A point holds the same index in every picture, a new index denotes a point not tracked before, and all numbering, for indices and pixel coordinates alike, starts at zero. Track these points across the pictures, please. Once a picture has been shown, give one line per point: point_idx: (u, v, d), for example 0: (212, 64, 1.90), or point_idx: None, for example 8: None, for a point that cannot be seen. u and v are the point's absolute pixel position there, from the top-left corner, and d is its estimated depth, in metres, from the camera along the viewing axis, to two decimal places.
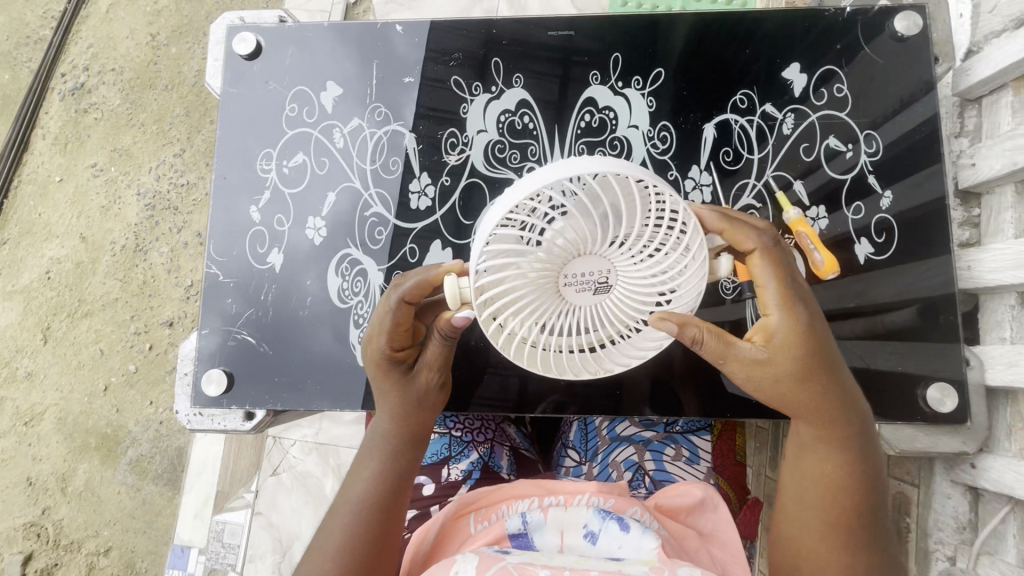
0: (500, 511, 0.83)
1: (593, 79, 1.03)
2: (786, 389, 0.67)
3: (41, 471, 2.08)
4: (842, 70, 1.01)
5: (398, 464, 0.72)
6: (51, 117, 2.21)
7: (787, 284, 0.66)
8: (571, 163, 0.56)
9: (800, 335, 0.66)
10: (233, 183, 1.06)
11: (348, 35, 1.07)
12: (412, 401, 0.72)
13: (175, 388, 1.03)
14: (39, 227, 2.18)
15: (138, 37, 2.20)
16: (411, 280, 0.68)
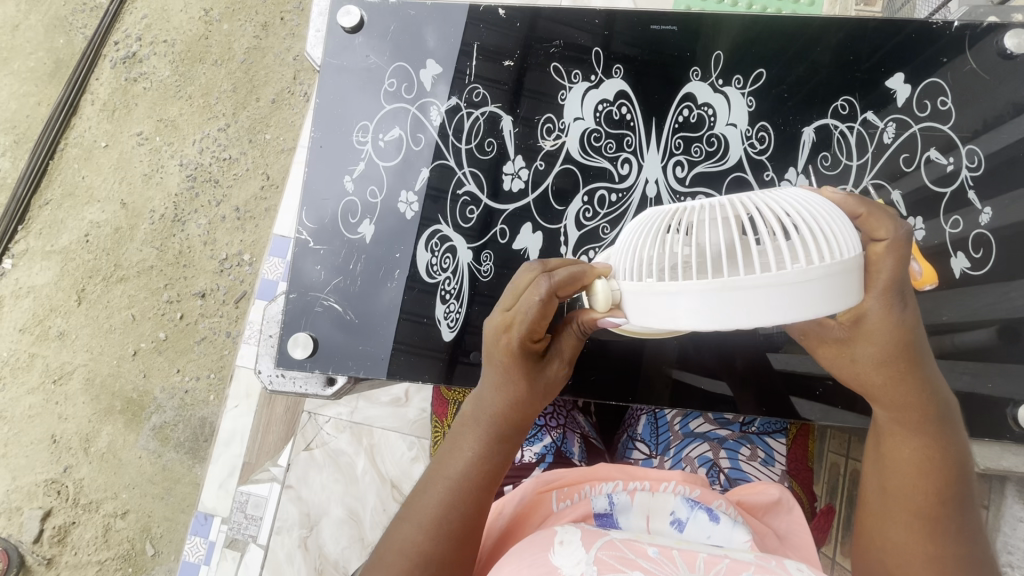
0: (582, 491, 0.90)
1: (694, 75, 1.03)
2: (868, 371, 0.64)
3: (66, 429, 2.11)
4: (946, 83, 1.00)
5: (499, 450, 0.71)
6: (101, 83, 2.24)
7: (897, 273, 0.57)
8: (736, 309, 0.51)
9: (892, 326, 0.59)
10: (329, 152, 1.07)
11: (450, 16, 1.08)
12: (532, 391, 0.71)
13: (258, 349, 1.04)
14: (81, 190, 2.21)
15: (192, 11, 2.24)
16: (565, 270, 0.63)
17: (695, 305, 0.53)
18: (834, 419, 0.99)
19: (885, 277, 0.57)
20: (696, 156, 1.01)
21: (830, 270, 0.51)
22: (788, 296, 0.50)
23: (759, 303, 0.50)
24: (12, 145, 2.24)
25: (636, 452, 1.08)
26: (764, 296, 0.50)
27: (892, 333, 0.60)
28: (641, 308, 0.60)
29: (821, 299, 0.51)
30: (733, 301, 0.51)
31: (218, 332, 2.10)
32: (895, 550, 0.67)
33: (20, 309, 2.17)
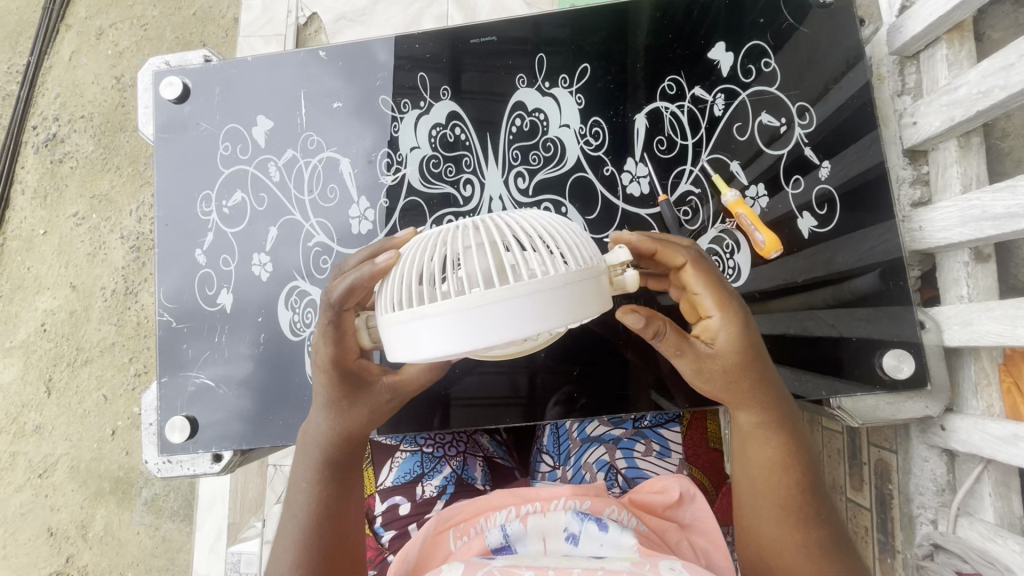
0: (478, 525, 0.86)
1: (521, 82, 1.03)
2: (723, 380, 0.68)
3: (62, 520, 2.02)
4: (768, 44, 0.99)
5: (339, 472, 0.72)
6: (28, 172, 2.11)
7: (717, 289, 0.67)
8: (487, 326, 0.54)
9: (744, 335, 0.67)
10: (177, 229, 1.06)
11: (273, 69, 1.07)
12: (355, 411, 0.71)
13: (141, 439, 1.03)
14: (30, 280, 2.09)
15: (103, 81, 2.10)
16: (342, 285, 0.65)
17: (448, 328, 0.56)
18: (797, 384, 0.94)
19: (711, 298, 0.67)
20: (535, 164, 1.01)
21: (568, 280, 0.56)
22: (531, 308, 0.55)
23: (507, 319, 0.54)
24: None
25: (543, 465, 1.09)
26: (510, 312, 0.54)
27: (742, 343, 0.67)
28: (412, 336, 0.59)
29: (562, 307, 0.55)
30: (485, 321, 0.54)
31: None
32: (774, 548, 0.67)
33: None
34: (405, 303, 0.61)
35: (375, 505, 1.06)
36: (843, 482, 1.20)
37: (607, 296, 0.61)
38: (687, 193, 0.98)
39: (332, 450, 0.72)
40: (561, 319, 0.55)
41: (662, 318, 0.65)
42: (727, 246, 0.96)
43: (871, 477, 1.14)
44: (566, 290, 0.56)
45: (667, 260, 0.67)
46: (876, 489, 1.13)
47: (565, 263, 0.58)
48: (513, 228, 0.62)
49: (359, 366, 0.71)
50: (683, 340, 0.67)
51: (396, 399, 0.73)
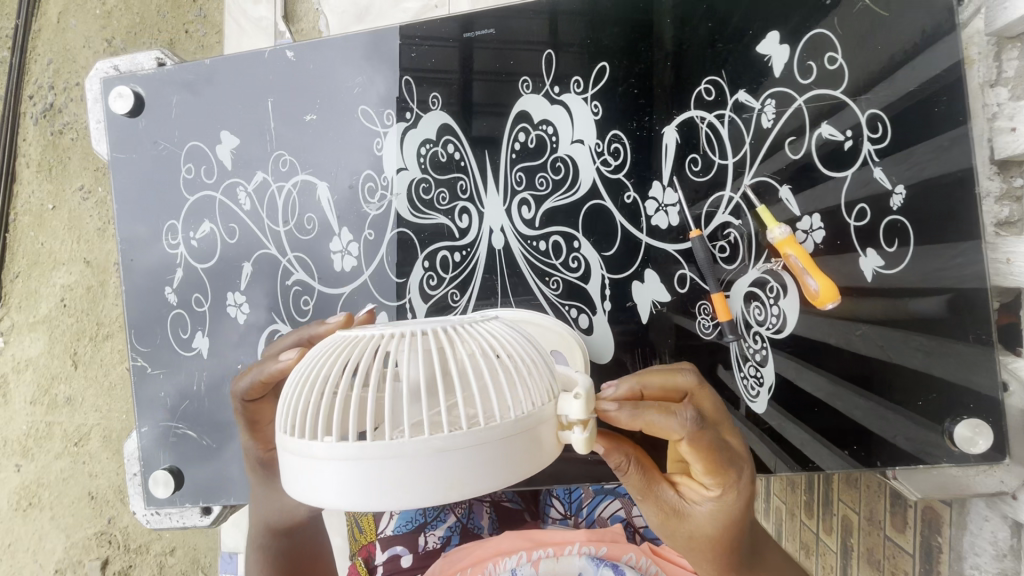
0: (487, 570, 0.82)
1: (525, 87, 0.86)
2: (692, 543, 0.59)
3: (101, 484, 1.90)
4: (834, 31, 0.80)
5: (285, 566, 0.66)
6: (30, 144, 1.89)
7: (716, 464, 0.55)
8: (384, 490, 0.40)
9: (733, 511, 0.57)
10: (144, 265, 0.95)
11: (236, 74, 0.92)
12: (274, 509, 0.66)
13: (129, 489, 0.98)
14: (44, 256, 1.90)
15: (94, 44, 1.86)
16: (246, 378, 0.63)
17: (321, 477, 0.42)
18: (840, 402, 0.81)
19: (707, 474, 0.55)
20: (542, 190, 0.85)
21: (487, 438, 0.41)
22: (428, 473, 0.40)
23: (393, 484, 0.40)
24: None
25: (553, 510, 1.02)
26: (417, 473, 0.40)
27: (724, 519, 0.57)
28: (295, 473, 0.44)
29: (470, 476, 0.41)
30: (367, 480, 0.40)
31: None
32: None
33: (23, 384, 1.91)
34: (296, 417, 0.45)
35: (374, 554, 0.98)
36: (881, 518, 1.08)
37: (544, 456, 0.46)
38: (724, 225, 0.82)
39: (271, 535, 0.67)
40: (463, 491, 0.41)
41: (623, 451, 0.56)
42: (772, 290, 0.81)
43: (916, 522, 1.02)
44: (480, 452, 0.41)
45: (657, 432, 0.53)
46: (921, 538, 1.01)
47: (508, 410, 0.44)
48: (464, 344, 0.47)
49: (270, 460, 0.64)
50: (655, 490, 0.57)
51: (308, 503, 0.64)
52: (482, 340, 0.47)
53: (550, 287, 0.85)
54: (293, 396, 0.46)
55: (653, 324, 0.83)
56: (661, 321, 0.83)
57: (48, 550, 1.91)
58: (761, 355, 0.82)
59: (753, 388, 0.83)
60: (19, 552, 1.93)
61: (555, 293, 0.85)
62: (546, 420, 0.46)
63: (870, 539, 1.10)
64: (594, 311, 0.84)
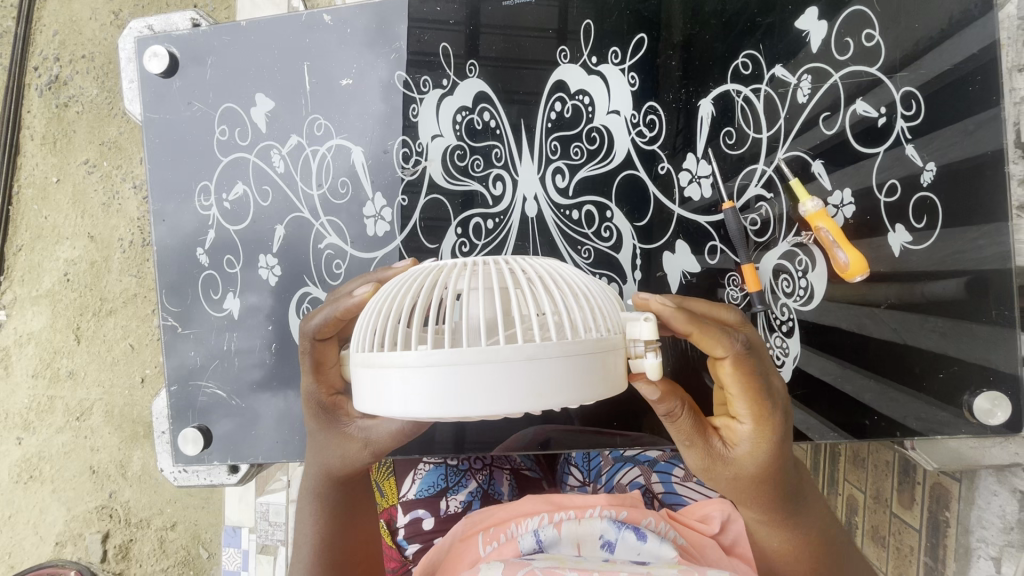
0: (510, 530, 0.83)
1: (563, 57, 0.87)
2: (735, 483, 0.61)
3: (103, 459, 1.92)
4: (872, 9, 0.81)
5: (340, 511, 0.69)
6: (34, 116, 1.88)
7: (754, 394, 0.58)
8: (476, 396, 0.44)
9: (772, 450, 0.59)
10: (175, 225, 0.96)
11: (271, 37, 0.92)
12: (331, 461, 0.65)
13: (156, 447, 0.99)
14: (49, 230, 1.89)
15: (101, 17, 1.85)
16: (319, 315, 0.61)
17: (416, 385, 0.45)
18: (851, 385, 0.83)
19: (744, 406, 0.59)
20: (577, 159, 0.86)
21: (572, 351, 0.46)
22: (520, 379, 0.44)
23: (490, 388, 0.44)
24: None
25: (571, 479, 1.04)
26: (508, 380, 0.44)
27: (764, 459, 0.59)
28: (381, 391, 0.48)
29: (558, 385, 0.45)
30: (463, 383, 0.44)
31: None
32: None
33: (25, 356, 1.91)
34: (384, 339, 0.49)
35: (395, 517, 1.00)
36: (888, 495, 1.11)
37: (616, 380, 0.50)
38: (756, 198, 0.83)
39: (324, 487, 0.68)
40: (552, 399, 0.45)
41: (675, 396, 0.57)
42: (800, 264, 0.83)
43: (924, 499, 1.04)
44: (564, 363, 0.45)
45: (700, 346, 0.56)
46: (928, 513, 1.03)
47: (586, 330, 0.49)
48: (538, 278, 0.52)
49: (335, 404, 0.64)
50: (702, 434, 0.59)
51: (368, 449, 0.63)
52: (554, 274, 0.53)
53: (582, 255, 0.86)
54: (380, 321, 0.50)
55: (681, 294, 0.85)
56: (690, 291, 0.84)
57: (48, 522, 1.93)
58: (787, 327, 0.84)
59: (778, 358, 0.84)
60: (18, 524, 1.94)
61: (586, 261, 0.86)
62: (618, 345, 0.50)
63: (875, 516, 1.12)
64: (624, 279, 0.86)
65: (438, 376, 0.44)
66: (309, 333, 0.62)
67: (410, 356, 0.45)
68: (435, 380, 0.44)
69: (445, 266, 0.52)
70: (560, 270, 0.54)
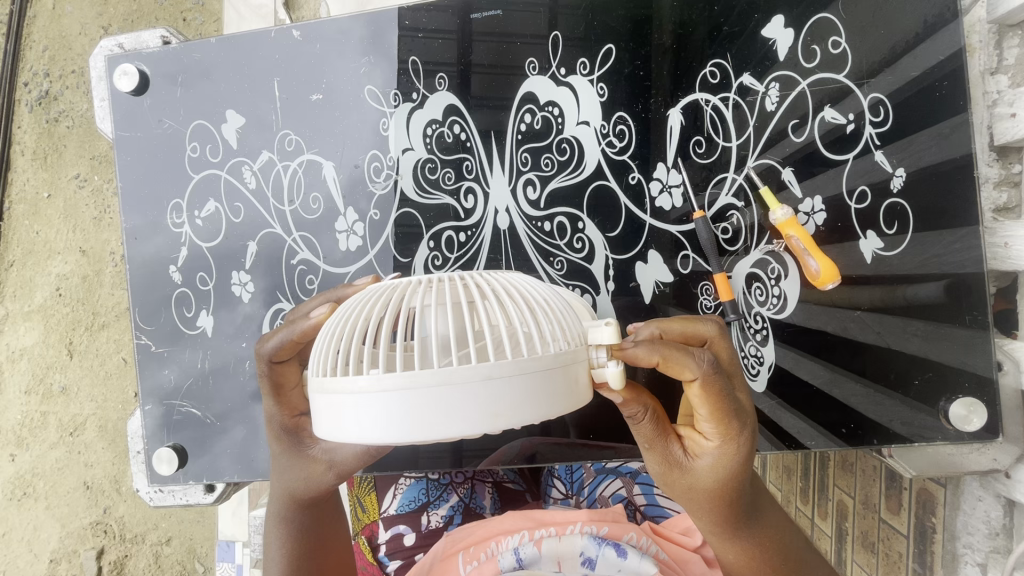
0: (489, 549, 0.83)
1: (531, 69, 0.87)
2: (690, 496, 0.60)
3: (96, 475, 1.90)
4: (838, 17, 0.81)
5: (312, 530, 0.68)
6: (24, 131, 1.88)
7: (720, 414, 0.56)
8: (428, 420, 0.42)
9: (736, 467, 0.57)
10: (148, 243, 0.95)
11: (242, 54, 0.92)
12: (296, 484, 0.64)
13: (132, 467, 0.98)
14: (39, 246, 1.89)
15: (90, 31, 1.85)
16: (275, 337, 0.60)
17: (371, 410, 0.43)
18: (838, 389, 0.83)
19: (711, 424, 0.57)
20: (548, 170, 0.86)
21: (530, 368, 0.44)
22: (476, 400, 0.42)
23: (442, 411, 0.42)
24: None
25: (555, 491, 1.02)
26: (459, 402, 0.42)
27: (726, 476, 0.58)
28: (334, 416, 0.46)
29: (514, 404, 0.43)
30: (418, 408, 0.42)
31: None
32: None
33: (17, 372, 1.90)
34: (336, 362, 0.47)
35: (377, 533, 0.99)
36: (877, 501, 1.08)
37: (579, 395, 0.48)
38: (728, 207, 0.83)
39: (293, 511, 0.67)
40: (509, 420, 0.43)
41: (639, 401, 0.56)
42: (773, 271, 0.83)
43: (910, 504, 1.02)
44: (524, 381, 0.44)
45: (671, 373, 0.54)
46: (915, 520, 1.01)
47: (545, 344, 0.47)
48: (496, 293, 0.50)
49: (297, 426, 0.63)
50: (661, 440, 0.59)
51: (333, 471, 0.62)
52: (514, 288, 0.51)
53: (555, 267, 0.86)
54: (333, 343, 0.48)
55: (655, 305, 0.84)
56: (664, 301, 0.84)
57: (42, 540, 1.91)
58: (761, 335, 0.84)
59: (753, 367, 0.85)
60: (12, 541, 1.92)
61: (559, 272, 0.86)
62: (580, 356, 0.48)
63: (864, 521, 1.11)
64: (597, 290, 0.85)
65: (389, 401, 0.42)
66: (266, 356, 0.61)
67: (360, 379, 0.43)
68: (386, 404, 0.43)
69: (401, 283, 0.51)
70: (520, 281, 0.53)
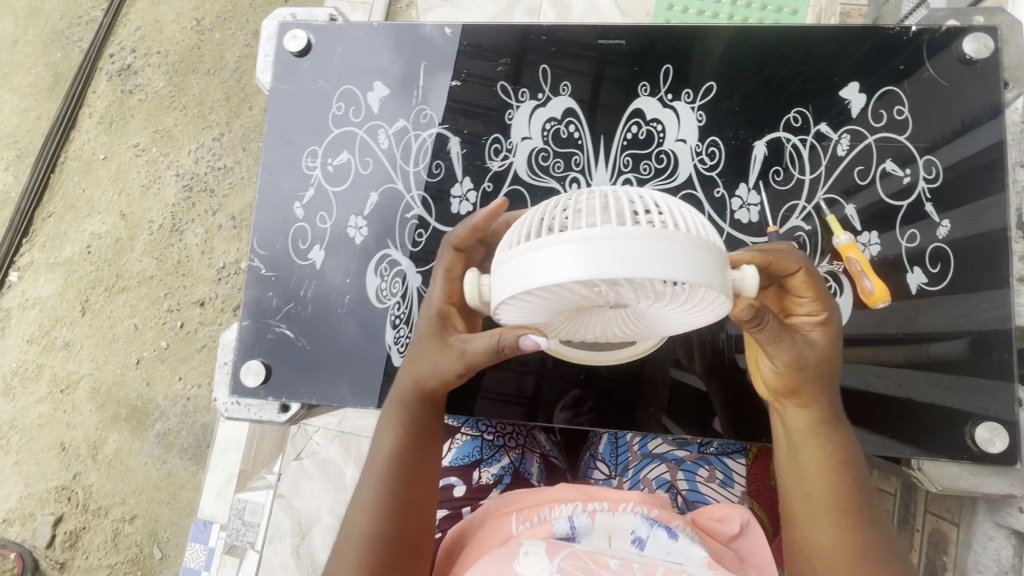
0: (543, 513, 0.87)
1: (643, 90, 1.02)
2: (805, 373, 0.71)
3: (75, 437, 1.95)
4: (903, 91, 0.98)
5: (418, 423, 0.76)
6: (98, 97, 2.10)
7: (818, 299, 0.72)
8: (654, 263, 0.51)
9: (833, 342, 0.73)
10: (280, 179, 1.07)
11: (397, 38, 1.08)
12: (428, 369, 0.74)
13: (214, 379, 1.05)
14: (82, 202, 2.06)
15: (183, 21, 2.10)
16: (460, 228, 0.77)
17: (598, 253, 0.51)
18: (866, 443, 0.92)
19: (810, 302, 0.72)
20: (645, 174, 1.01)
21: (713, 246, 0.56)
22: (687, 256, 0.52)
23: (665, 258, 0.51)
24: (14, 160, 2.11)
25: (596, 472, 1.07)
26: (678, 255, 0.52)
27: (830, 350, 0.72)
28: (554, 269, 0.52)
29: (710, 267, 0.53)
30: (646, 254, 0.51)
31: None
32: (830, 551, 0.71)
33: (26, 320, 2.02)
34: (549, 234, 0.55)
35: None
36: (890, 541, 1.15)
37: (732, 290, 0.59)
38: (796, 228, 0.97)
39: (409, 401, 0.76)
40: (709, 278, 0.53)
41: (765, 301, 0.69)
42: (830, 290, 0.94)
43: (922, 545, 1.09)
44: (711, 253, 0.54)
45: (781, 264, 0.71)
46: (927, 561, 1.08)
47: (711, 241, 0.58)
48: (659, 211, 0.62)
49: (447, 313, 0.75)
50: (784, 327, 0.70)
51: (461, 360, 0.71)
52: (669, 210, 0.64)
53: None
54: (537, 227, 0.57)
55: None
56: None
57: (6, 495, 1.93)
58: None
59: None
60: None
61: None
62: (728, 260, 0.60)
63: None
64: None
65: (620, 249, 0.51)
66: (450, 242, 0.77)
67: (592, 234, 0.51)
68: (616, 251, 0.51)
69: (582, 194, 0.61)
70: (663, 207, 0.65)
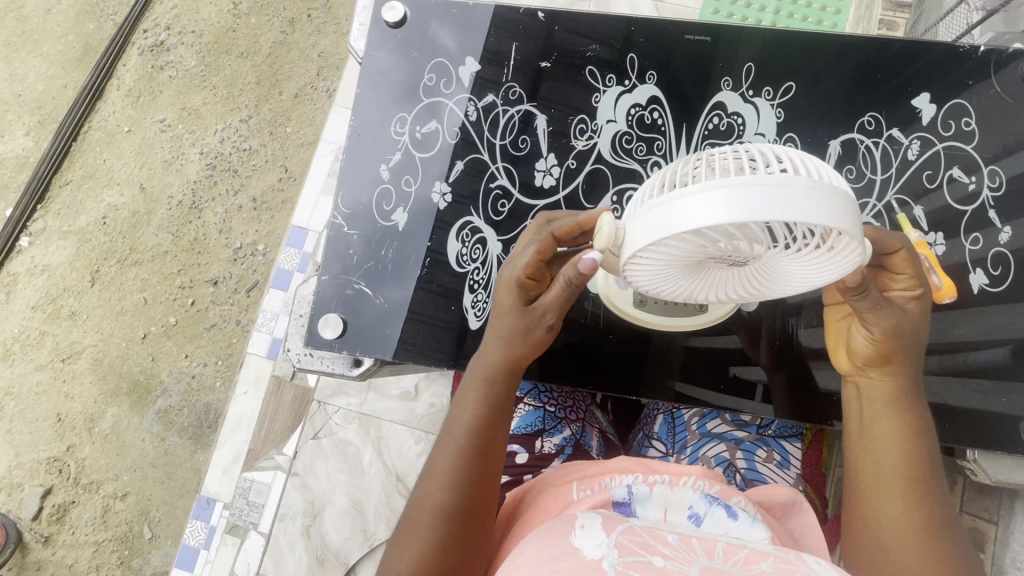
0: (603, 482, 0.80)
1: (725, 84, 1.06)
2: (890, 342, 0.75)
3: (71, 409, 1.98)
4: (971, 104, 1.03)
5: (502, 395, 0.78)
6: (128, 70, 2.13)
7: (916, 276, 0.73)
8: (808, 207, 0.52)
9: (922, 320, 0.74)
10: (366, 142, 1.10)
11: (491, 17, 1.10)
12: (519, 336, 0.77)
13: (288, 328, 1.08)
14: (101, 172, 2.09)
15: (221, 2, 2.14)
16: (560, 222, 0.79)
17: (750, 194, 0.52)
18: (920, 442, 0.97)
19: (907, 280, 0.73)
20: None
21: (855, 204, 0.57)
22: (836, 205, 0.54)
23: (816, 205, 0.53)
24: (35, 125, 2.12)
25: (652, 450, 1.10)
26: (827, 203, 0.53)
27: (917, 325, 0.74)
28: (704, 209, 0.54)
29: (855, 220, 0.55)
30: (799, 198, 0.52)
31: (228, 320, 1.98)
32: (892, 523, 0.72)
33: (34, 287, 2.05)
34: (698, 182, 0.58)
35: None
36: None
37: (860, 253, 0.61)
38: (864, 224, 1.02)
39: (495, 372, 0.78)
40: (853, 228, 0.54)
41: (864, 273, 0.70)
42: None
43: None
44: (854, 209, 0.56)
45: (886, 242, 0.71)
46: None
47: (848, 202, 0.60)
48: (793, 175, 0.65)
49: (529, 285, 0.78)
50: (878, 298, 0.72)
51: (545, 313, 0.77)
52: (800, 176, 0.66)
53: None
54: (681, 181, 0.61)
55: None
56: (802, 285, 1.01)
57: None
58: None
59: None
60: None
61: None
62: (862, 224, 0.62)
63: None
64: None
65: (775, 192, 0.52)
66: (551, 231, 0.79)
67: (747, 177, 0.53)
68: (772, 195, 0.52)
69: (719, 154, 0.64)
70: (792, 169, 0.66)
